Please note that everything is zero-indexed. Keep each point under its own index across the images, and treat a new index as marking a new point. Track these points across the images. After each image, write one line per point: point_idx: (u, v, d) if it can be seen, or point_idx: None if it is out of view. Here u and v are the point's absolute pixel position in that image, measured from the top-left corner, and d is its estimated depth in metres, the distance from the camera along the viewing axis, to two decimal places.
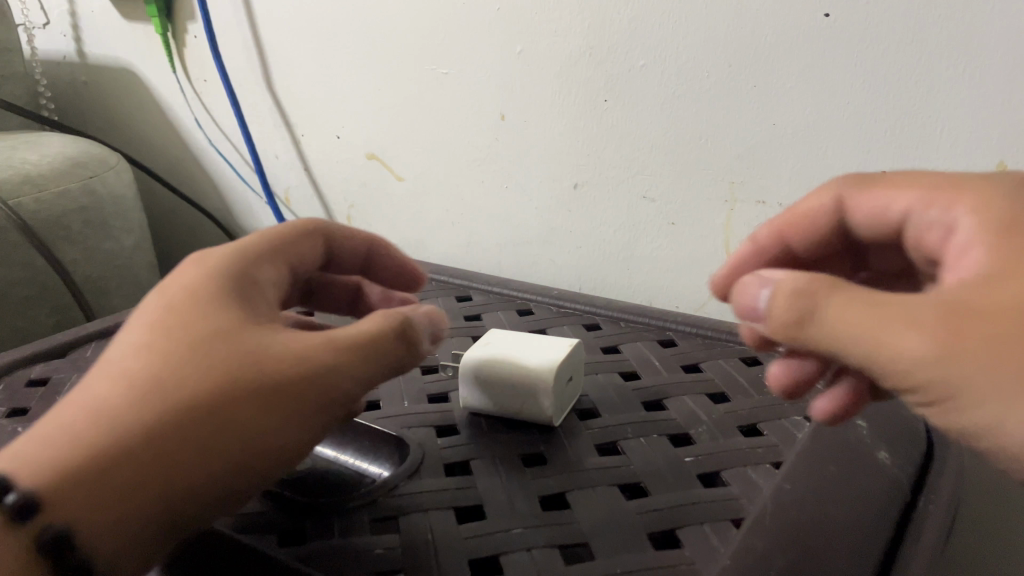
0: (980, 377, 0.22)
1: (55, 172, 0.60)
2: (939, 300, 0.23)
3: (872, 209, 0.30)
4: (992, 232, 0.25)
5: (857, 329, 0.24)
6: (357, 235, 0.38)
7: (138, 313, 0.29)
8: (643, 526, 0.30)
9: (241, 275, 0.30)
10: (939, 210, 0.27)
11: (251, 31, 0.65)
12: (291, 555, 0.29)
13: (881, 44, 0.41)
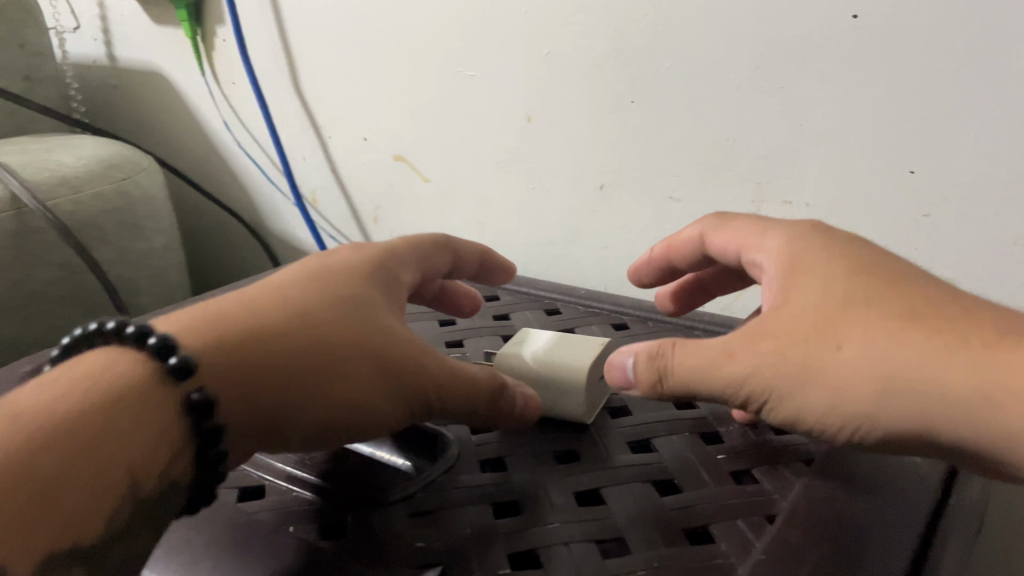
0: (844, 367, 0.29)
1: (90, 174, 0.61)
2: (784, 323, 0.31)
3: (723, 244, 0.38)
4: (808, 268, 0.32)
5: (737, 361, 0.31)
6: (474, 250, 0.45)
7: (296, 269, 0.36)
8: (677, 522, 0.31)
9: (386, 269, 0.38)
10: (764, 253, 0.35)
11: (279, 34, 0.66)
12: (333, 547, 0.30)
13: (909, 44, 0.41)
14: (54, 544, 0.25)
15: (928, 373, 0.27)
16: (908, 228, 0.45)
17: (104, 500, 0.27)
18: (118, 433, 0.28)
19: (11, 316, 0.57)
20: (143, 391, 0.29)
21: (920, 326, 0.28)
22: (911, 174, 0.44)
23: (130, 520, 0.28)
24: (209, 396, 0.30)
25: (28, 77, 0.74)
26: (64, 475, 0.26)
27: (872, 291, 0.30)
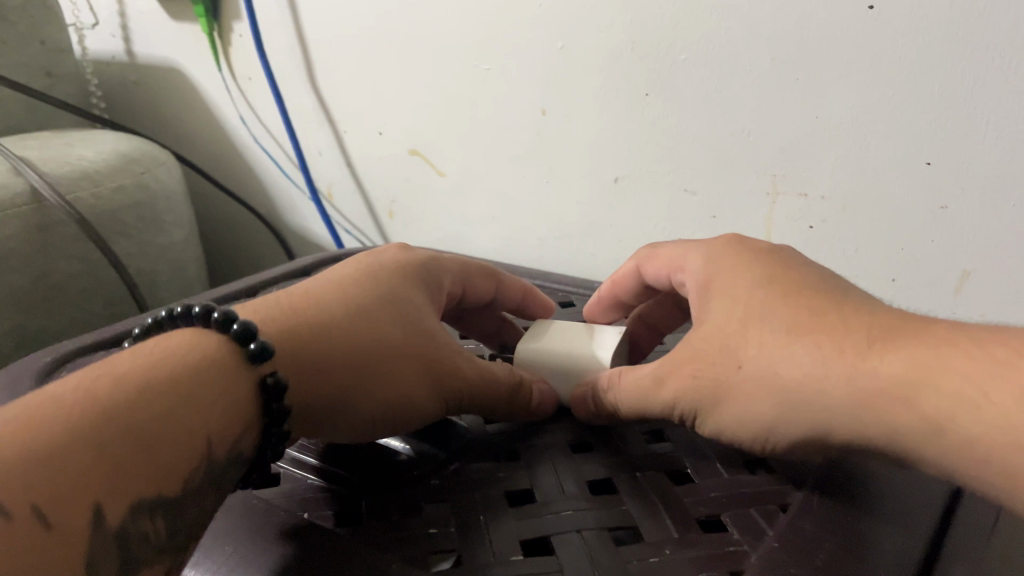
0: (747, 384, 0.32)
1: (110, 168, 0.62)
2: (698, 349, 0.34)
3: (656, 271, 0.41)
4: (723, 286, 0.35)
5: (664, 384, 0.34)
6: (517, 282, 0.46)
7: (345, 266, 0.39)
8: (690, 510, 0.31)
9: (426, 271, 0.41)
10: (688, 271, 0.38)
11: (296, 29, 0.66)
12: (348, 532, 0.31)
13: (928, 34, 0.41)
14: (147, 495, 0.26)
15: (812, 382, 0.30)
16: (924, 220, 0.45)
17: (190, 462, 0.28)
18: (204, 402, 0.29)
19: (34, 309, 0.57)
20: (226, 366, 0.31)
21: (804, 333, 0.31)
22: (929, 166, 0.44)
23: (206, 485, 0.29)
24: (283, 380, 0.32)
25: (48, 73, 0.75)
26: (159, 433, 0.27)
27: (771, 304, 0.32)
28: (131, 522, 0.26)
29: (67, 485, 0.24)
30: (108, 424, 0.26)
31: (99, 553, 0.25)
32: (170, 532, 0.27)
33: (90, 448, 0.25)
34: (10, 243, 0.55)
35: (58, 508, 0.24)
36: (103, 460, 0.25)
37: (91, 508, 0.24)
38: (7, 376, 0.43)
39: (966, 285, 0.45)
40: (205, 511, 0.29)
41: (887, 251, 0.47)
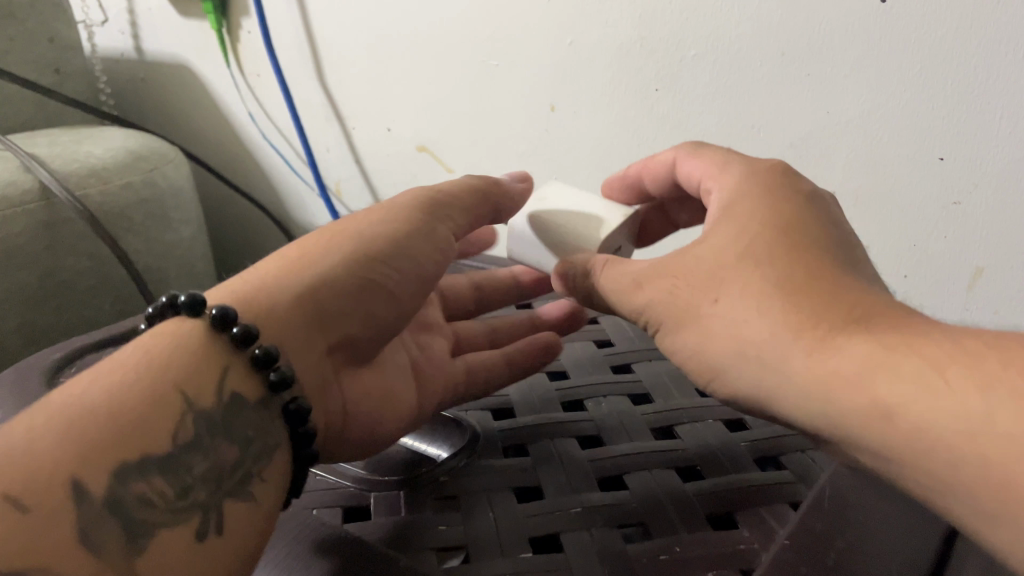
0: (716, 317, 0.31)
1: (119, 165, 0.62)
2: (687, 265, 0.33)
3: (687, 172, 0.39)
4: (742, 210, 0.34)
5: (645, 290, 0.34)
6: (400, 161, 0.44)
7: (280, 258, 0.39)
8: (699, 508, 0.31)
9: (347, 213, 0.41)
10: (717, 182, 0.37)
11: (303, 25, 0.66)
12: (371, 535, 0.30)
13: (940, 27, 0.40)
14: (130, 458, 0.26)
15: (769, 339, 0.29)
16: (937, 216, 0.45)
17: (170, 416, 0.28)
18: (161, 365, 0.29)
19: (43, 304, 0.58)
20: (174, 332, 0.31)
21: (782, 291, 0.30)
22: (941, 161, 0.43)
23: (207, 436, 0.29)
24: (226, 307, 0.32)
25: (57, 70, 0.75)
26: (121, 406, 0.27)
27: (775, 249, 0.31)
28: (121, 488, 0.25)
29: (34, 469, 0.24)
30: (63, 416, 0.26)
31: (96, 523, 0.24)
32: (180, 490, 0.27)
33: (51, 437, 0.25)
34: (19, 239, 0.55)
35: (29, 492, 0.24)
36: (69, 440, 0.25)
37: (69, 482, 0.24)
38: (17, 373, 0.43)
39: (979, 281, 0.45)
40: (221, 462, 0.29)
41: (899, 248, 0.47)
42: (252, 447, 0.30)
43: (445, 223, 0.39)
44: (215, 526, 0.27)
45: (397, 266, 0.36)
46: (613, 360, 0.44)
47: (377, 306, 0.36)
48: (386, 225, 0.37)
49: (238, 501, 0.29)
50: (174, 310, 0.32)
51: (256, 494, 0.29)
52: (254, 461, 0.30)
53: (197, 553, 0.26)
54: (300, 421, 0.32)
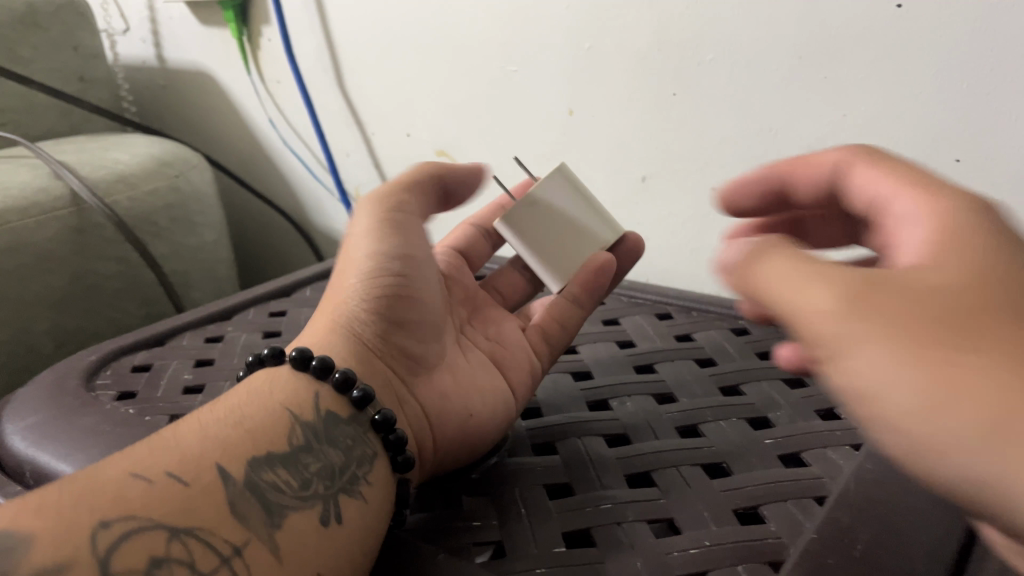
0: (869, 350, 0.23)
1: (145, 172, 0.63)
2: (878, 275, 0.24)
3: (859, 187, 0.31)
4: (959, 228, 0.25)
5: (826, 292, 0.24)
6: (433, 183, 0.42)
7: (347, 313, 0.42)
8: (726, 504, 0.31)
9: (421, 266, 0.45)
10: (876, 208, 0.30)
11: (324, 33, 0.67)
12: (412, 527, 0.32)
13: (957, 30, 0.41)
14: (258, 455, 0.30)
15: (919, 383, 0.21)
16: None
17: (284, 426, 0.31)
18: (267, 393, 0.33)
19: (73, 308, 0.59)
20: (268, 373, 0.34)
21: (970, 341, 0.21)
22: (958, 163, 0.44)
23: (316, 442, 0.32)
24: (304, 349, 0.34)
25: (82, 78, 0.76)
26: (244, 418, 0.31)
27: (991, 284, 0.23)
28: (255, 475, 0.29)
29: (184, 458, 0.28)
30: (210, 424, 0.30)
31: (240, 499, 0.28)
32: (302, 483, 0.30)
33: (193, 439, 0.30)
34: (51, 244, 0.56)
35: (185, 472, 0.28)
36: (209, 441, 0.30)
37: (214, 467, 0.28)
38: (54, 373, 0.44)
39: None
40: (331, 463, 0.31)
41: None
42: (354, 452, 0.33)
43: (405, 212, 0.40)
44: (334, 515, 0.30)
45: (394, 272, 0.38)
46: (637, 360, 0.45)
47: (407, 315, 0.38)
48: (369, 241, 0.39)
49: (351, 497, 0.31)
50: (260, 363, 0.35)
51: (366, 495, 0.32)
52: (359, 466, 0.32)
53: (324, 536, 0.29)
54: (389, 428, 0.34)
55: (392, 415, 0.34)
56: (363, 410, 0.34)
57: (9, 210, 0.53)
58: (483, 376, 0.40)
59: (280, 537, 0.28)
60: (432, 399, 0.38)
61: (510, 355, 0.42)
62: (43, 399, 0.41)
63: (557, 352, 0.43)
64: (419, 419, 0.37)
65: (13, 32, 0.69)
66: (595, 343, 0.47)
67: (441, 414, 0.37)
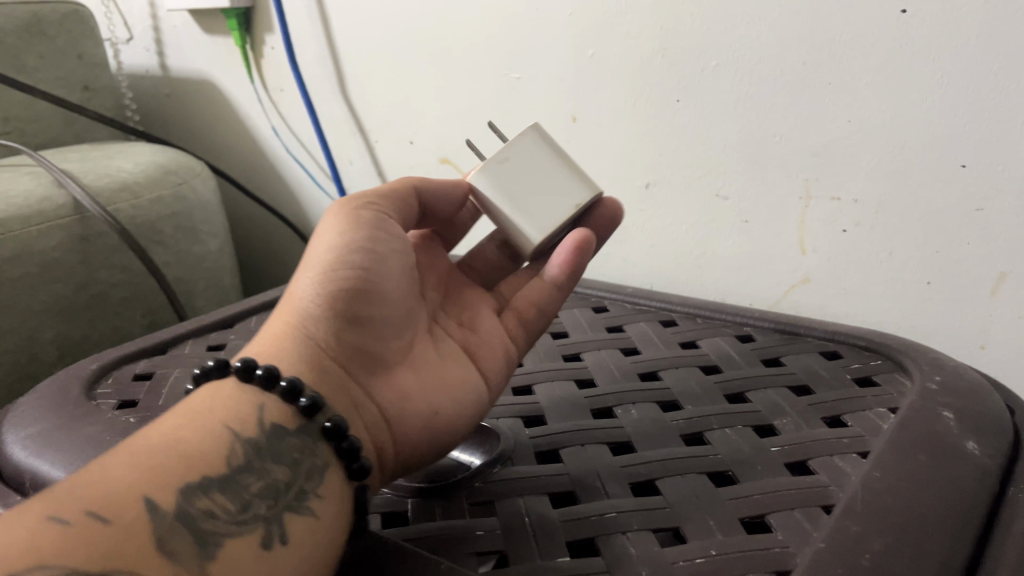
0: None
1: (149, 180, 0.63)
2: None
3: None
4: None
5: None
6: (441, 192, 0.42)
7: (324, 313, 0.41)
8: (733, 513, 0.31)
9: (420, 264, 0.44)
10: None
11: (328, 43, 0.68)
12: (394, 534, 0.32)
13: (959, 38, 0.41)
14: (190, 482, 0.28)
15: None
16: (961, 223, 0.45)
17: (223, 444, 0.30)
18: (206, 410, 0.32)
19: (77, 316, 0.58)
20: (214, 387, 0.33)
21: None
22: (963, 168, 0.43)
23: (259, 460, 0.30)
24: (249, 358, 0.34)
25: (86, 87, 0.76)
26: (178, 444, 0.29)
27: None
28: (187, 504, 0.27)
29: (108, 495, 0.26)
30: (156, 445, 0.29)
31: (169, 533, 0.26)
32: (241, 506, 0.29)
33: (117, 474, 0.27)
34: (54, 253, 0.56)
35: (107, 509, 0.26)
36: (137, 471, 0.28)
37: (140, 502, 0.26)
38: (55, 381, 0.44)
39: (1003, 287, 0.44)
40: (276, 481, 0.30)
41: (922, 253, 0.47)
42: (303, 466, 0.31)
43: (372, 211, 0.37)
44: (278, 537, 0.29)
45: (349, 271, 0.35)
46: (640, 367, 0.44)
47: (367, 312, 0.36)
48: (329, 237, 0.36)
49: (298, 514, 0.30)
50: (205, 378, 0.34)
51: (315, 510, 0.30)
52: (306, 480, 0.31)
53: (298, 558, 0.28)
54: (341, 437, 0.33)
55: (343, 423, 0.33)
56: (313, 418, 0.33)
57: (11, 218, 0.53)
58: (452, 370, 0.39)
59: (212, 566, 0.26)
60: (393, 398, 0.36)
61: (481, 345, 0.41)
62: (44, 407, 0.41)
63: (532, 335, 0.42)
64: (378, 420, 0.35)
65: (17, 40, 0.70)
66: (599, 350, 0.47)
67: (402, 416, 0.36)
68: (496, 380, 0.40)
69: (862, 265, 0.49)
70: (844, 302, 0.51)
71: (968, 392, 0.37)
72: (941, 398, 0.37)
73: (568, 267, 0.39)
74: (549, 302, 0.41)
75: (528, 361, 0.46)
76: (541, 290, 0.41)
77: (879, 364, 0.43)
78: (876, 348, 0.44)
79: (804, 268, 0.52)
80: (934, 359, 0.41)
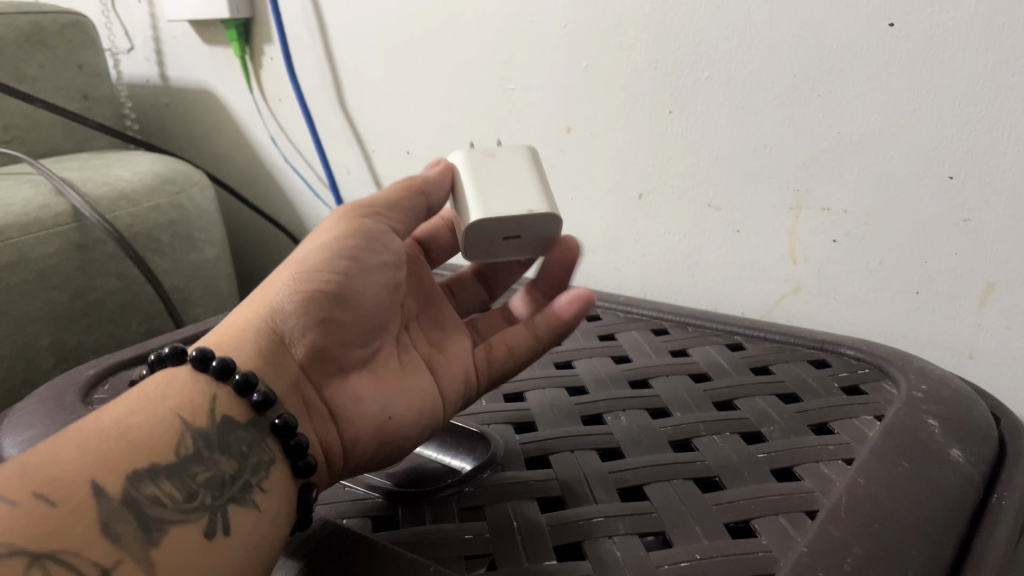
0: None
1: (147, 189, 0.64)
2: None
3: None
4: None
5: None
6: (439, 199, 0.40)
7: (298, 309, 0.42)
8: (718, 518, 0.32)
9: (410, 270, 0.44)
10: None
11: (325, 53, 0.68)
12: (383, 538, 0.32)
13: (947, 52, 0.42)
14: (140, 466, 0.29)
15: None
16: (948, 234, 0.45)
17: (173, 434, 0.31)
18: (158, 398, 0.32)
19: (75, 323, 0.59)
20: (168, 374, 0.33)
21: None
22: (951, 179, 0.44)
23: (207, 450, 0.31)
24: (204, 348, 0.34)
25: (85, 96, 0.77)
26: (129, 428, 0.30)
27: None
28: (134, 490, 0.28)
29: (58, 476, 0.27)
30: (109, 429, 0.30)
31: (113, 517, 0.27)
32: (188, 495, 0.29)
33: (70, 453, 0.28)
34: (53, 260, 0.56)
35: (55, 491, 0.27)
36: (89, 453, 0.28)
37: (88, 484, 0.27)
38: (53, 386, 0.45)
39: (991, 298, 0.45)
40: (222, 472, 0.31)
41: (910, 264, 0.47)
42: (250, 459, 0.32)
43: (375, 223, 0.37)
44: (221, 526, 0.29)
45: (331, 279, 0.35)
46: (631, 375, 0.45)
47: (338, 320, 0.36)
48: (324, 241, 0.36)
49: (242, 506, 0.30)
50: (159, 364, 0.34)
51: (258, 503, 0.31)
52: (253, 473, 0.32)
53: None
54: (289, 434, 0.33)
55: (293, 420, 0.33)
56: (263, 413, 0.33)
57: (12, 225, 0.54)
58: (413, 381, 0.39)
59: (156, 552, 0.27)
60: (347, 401, 0.37)
61: (446, 361, 0.41)
62: (42, 411, 0.42)
63: (498, 378, 0.42)
64: (326, 425, 0.36)
65: (18, 50, 0.70)
66: (591, 358, 0.47)
67: (353, 420, 0.36)
68: (454, 402, 0.40)
69: (853, 275, 0.50)
70: (835, 311, 0.52)
71: (952, 401, 0.37)
72: (927, 407, 0.37)
73: (559, 321, 0.40)
74: (520, 346, 0.41)
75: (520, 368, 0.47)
76: (521, 335, 0.41)
77: (867, 372, 0.43)
78: (864, 357, 0.44)
79: (795, 278, 0.53)
80: (921, 368, 0.41)
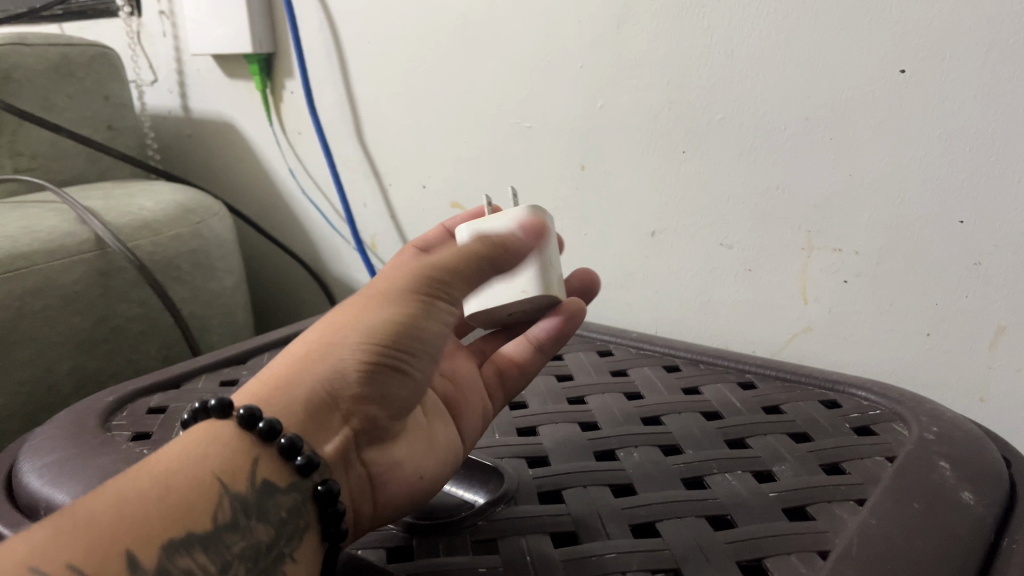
0: None
1: (168, 219, 0.65)
2: None
3: None
4: None
5: None
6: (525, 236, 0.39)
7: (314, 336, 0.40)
8: (731, 556, 0.32)
9: None
10: None
11: (346, 89, 0.70)
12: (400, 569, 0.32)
13: (956, 100, 0.43)
14: (178, 519, 0.28)
15: None
16: (960, 279, 0.46)
17: (212, 499, 0.29)
18: (199, 459, 0.31)
19: (95, 350, 0.60)
20: (210, 429, 0.32)
21: None
22: (962, 224, 0.45)
23: (244, 518, 0.30)
24: (253, 406, 0.32)
25: (110, 126, 0.79)
26: (169, 490, 0.29)
27: None
28: (168, 561, 0.27)
29: (93, 542, 0.26)
30: (148, 489, 0.28)
31: None
32: (221, 567, 0.28)
33: (106, 519, 0.27)
34: (75, 287, 0.57)
35: (89, 560, 0.25)
36: (126, 516, 0.27)
37: (122, 554, 0.26)
38: (73, 412, 0.45)
39: (1001, 341, 0.45)
40: (258, 543, 0.30)
41: (922, 306, 0.48)
42: (286, 528, 0.31)
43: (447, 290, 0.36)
44: None
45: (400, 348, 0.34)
46: (643, 411, 0.45)
47: (393, 388, 0.35)
48: (395, 308, 0.35)
49: None
50: (204, 413, 0.33)
51: None
52: (287, 543, 0.31)
53: None
54: (330, 502, 0.32)
55: (335, 487, 0.33)
56: (306, 478, 0.32)
57: (36, 252, 0.55)
58: (439, 430, 0.39)
59: None
60: (383, 465, 0.36)
61: (462, 398, 0.42)
62: (62, 438, 0.42)
63: (510, 392, 0.44)
64: (364, 485, 0.35)
65: (47, 81, 0.72)
66: (602, 393, 0.48)
67: (389, 482, 0.36)
68: (472, 436, 0.41)
69: (864, 316, 0.50)
70: (846, 352, 0.52)
71: (964, 444, 0.38)
72: (939, 449, 0.37)
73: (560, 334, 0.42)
74: (532, 360, 0.44)
75: (532, 404, 0.47)
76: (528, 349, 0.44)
77: (879, 414, 0.43)
78: (875, 399, 0.45)
79: (806, 318, 0.53)
80: (933, 412, 0.41)
